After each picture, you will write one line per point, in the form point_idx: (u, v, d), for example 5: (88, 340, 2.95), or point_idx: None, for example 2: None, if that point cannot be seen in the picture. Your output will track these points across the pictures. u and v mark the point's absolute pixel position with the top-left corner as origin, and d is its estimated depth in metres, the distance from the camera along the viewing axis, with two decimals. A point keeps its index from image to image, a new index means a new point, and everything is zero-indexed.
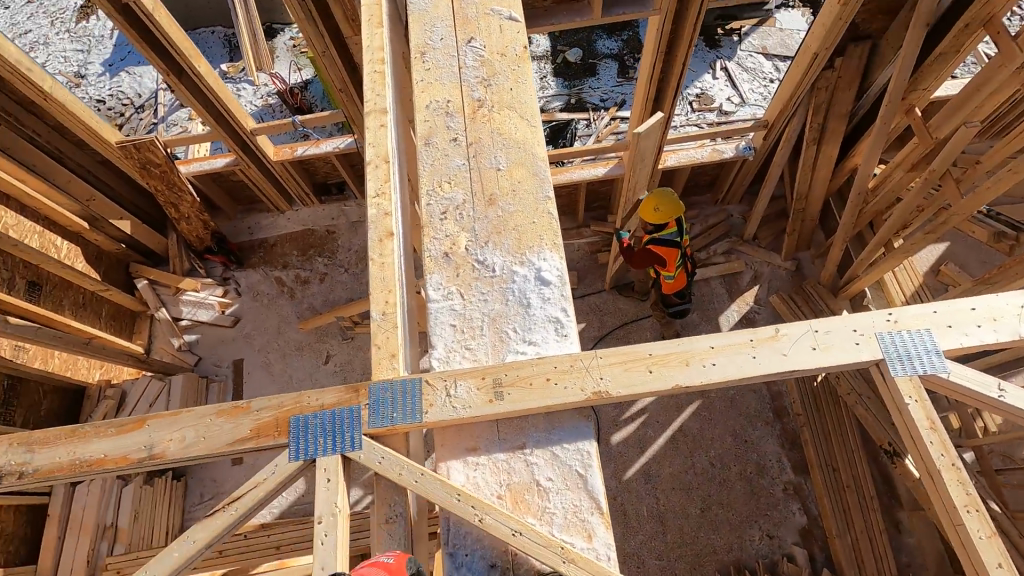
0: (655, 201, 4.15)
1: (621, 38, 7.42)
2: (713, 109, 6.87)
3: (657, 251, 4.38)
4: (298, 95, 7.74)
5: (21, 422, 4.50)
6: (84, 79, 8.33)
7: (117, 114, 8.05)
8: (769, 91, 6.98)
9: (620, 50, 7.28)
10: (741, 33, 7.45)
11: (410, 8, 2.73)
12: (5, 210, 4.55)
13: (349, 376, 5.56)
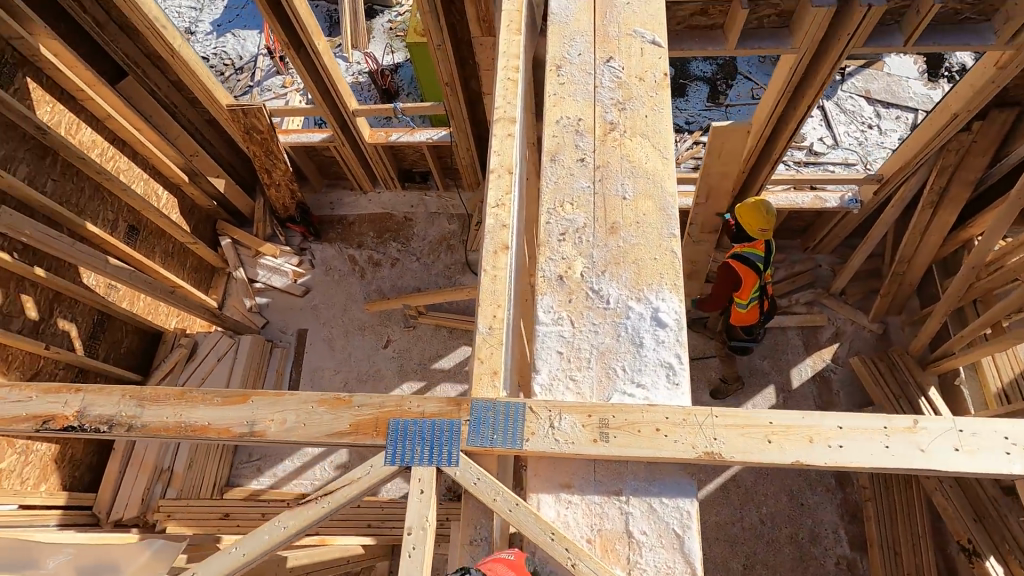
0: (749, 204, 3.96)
1: (717, 64, 7.21)
2: (802, 147, 6.53)
3: (735, 266, 4.08)
4: (387, 77, 7.88)
5: (103, 356, 4.73)
6: (193, 35, 8.75)
7: (218, 73, 8.41)
8: (866, 137, 6.60)
9: (714, 75, 7.06)
10: (845, 73, 7.11)
11: (551, 19, 2.70)
12: (119, 155, 4.86)
13: (406, 363, 5.62)
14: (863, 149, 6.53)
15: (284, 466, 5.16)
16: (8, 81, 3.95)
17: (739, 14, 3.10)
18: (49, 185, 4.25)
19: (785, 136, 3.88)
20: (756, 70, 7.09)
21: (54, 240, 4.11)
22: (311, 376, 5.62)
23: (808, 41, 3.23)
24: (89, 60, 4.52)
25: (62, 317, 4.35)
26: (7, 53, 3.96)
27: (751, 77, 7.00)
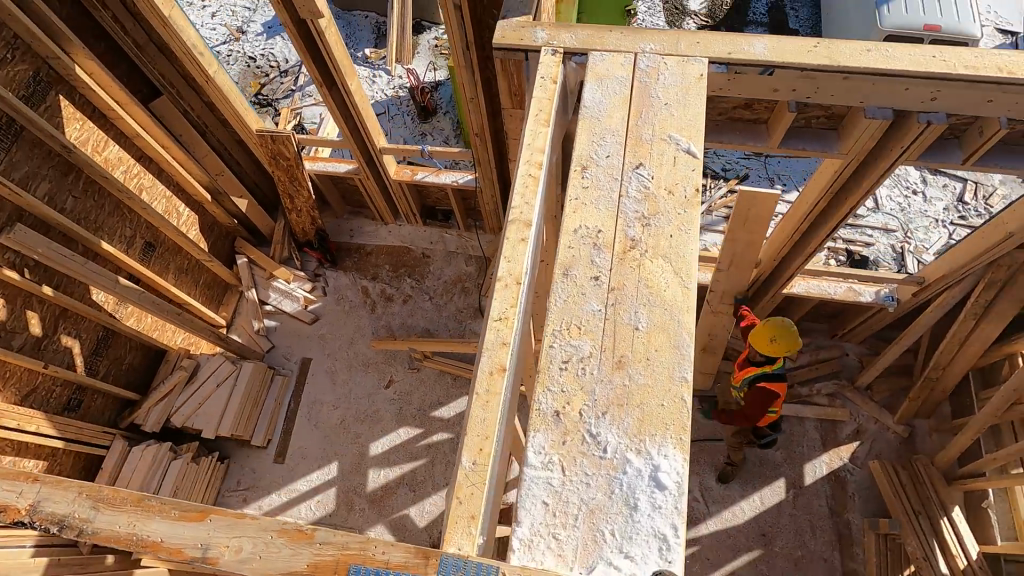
0: (776, 329, 3.66)
1: None
2: None
3: (770, 388, 3.84)
4: (426, 95, 7.85)
5: (104, 373, 4.71)
6: (244, 34, 8.84)
7: (262, 74, 8.48)
8: (908, 203, 6.27)
9: None
10: None
11: (582, 112, 2.55)
12: (144, 172, 4.87)
13: (405, 407, 5.50)
14: (904, 216, 6.21)
15: (272, 498, 5.21)
16: (40, 99, 3.96)
17: (787, 116, 2.91)
18: (69, 202, 4.24)
19: (820, 234, 3.67)
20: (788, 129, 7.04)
21: (66, 260, 4.09)
22: (309, 409, 5.54)
23: (857, 149, 3.02)
24: (125, 78, 4.52)
25: (66, 333, 4.32)
26: (43, 71, 3.97)
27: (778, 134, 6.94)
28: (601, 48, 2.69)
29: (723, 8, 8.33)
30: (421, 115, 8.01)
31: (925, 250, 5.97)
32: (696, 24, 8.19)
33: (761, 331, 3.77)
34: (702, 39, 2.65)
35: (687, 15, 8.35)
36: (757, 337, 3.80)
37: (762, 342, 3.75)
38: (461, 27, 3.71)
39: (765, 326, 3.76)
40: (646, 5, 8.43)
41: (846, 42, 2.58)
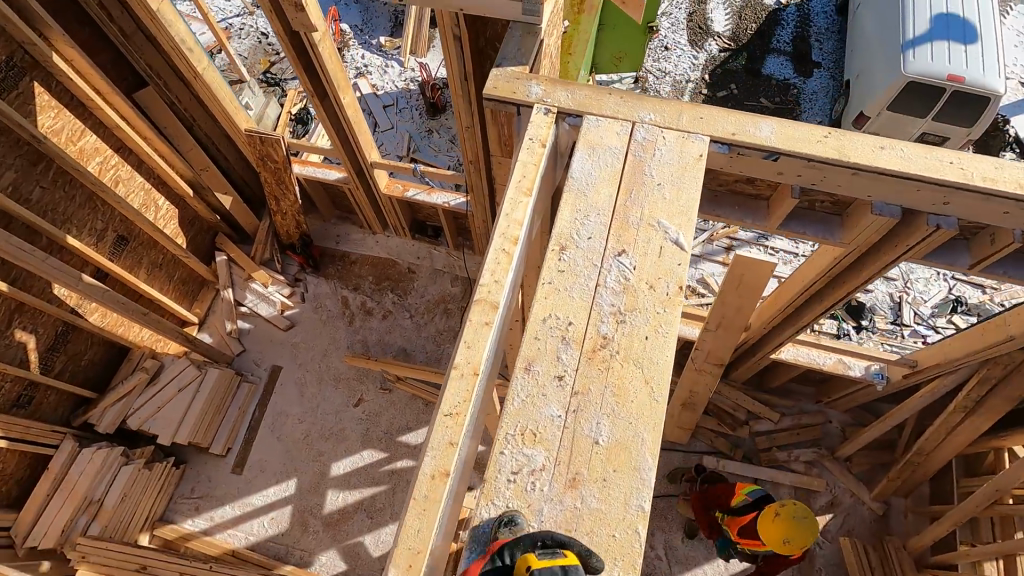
0: (793, 532, 3.24)
1: None
2: None
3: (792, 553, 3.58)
4: (436, 90, 7.60)
5: (59, 369, 4.53)
6: (258, 8, 8.54)
7: (272, 52, 8.22)
8: None
9: None
10: None
11: (568, 184, 2.36)
12: (122, 163, 4.66)
13: (372, 428, 5.34)
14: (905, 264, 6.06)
15: (225, 509, 5.06)
16: (11, 85, 3.75)
17: (789, 200, 2.73)
18: (36, 192, 4.03)
19: (814, 311, 3.49)
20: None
21: (25, 254, 3.87)
22: (273, 420, 5.38)
23: (861, 240, 2.83)
24: (109, 67, 4.31)
25: (21, 328, 4.13)
26: (17, 56, 3.76)
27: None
28: (597, 112, 2.50)
29: (747, 32, 8.09)
30: (429, 112, 7.76)
31: (923, 302, 5.80)
32: (719, 46, 7.97)
33: (773, 527, 3.34)
34: (705, 115, 2.47)
35: (710, 36, 8.12)
36: (767, 529, 3.38)
37: (773, 540, 3.33)
38: (460, 57, 3.48)
39: (780, 526, 3.30)
40: (669, 21, 8.22)
41: (858, 136, 2.41)
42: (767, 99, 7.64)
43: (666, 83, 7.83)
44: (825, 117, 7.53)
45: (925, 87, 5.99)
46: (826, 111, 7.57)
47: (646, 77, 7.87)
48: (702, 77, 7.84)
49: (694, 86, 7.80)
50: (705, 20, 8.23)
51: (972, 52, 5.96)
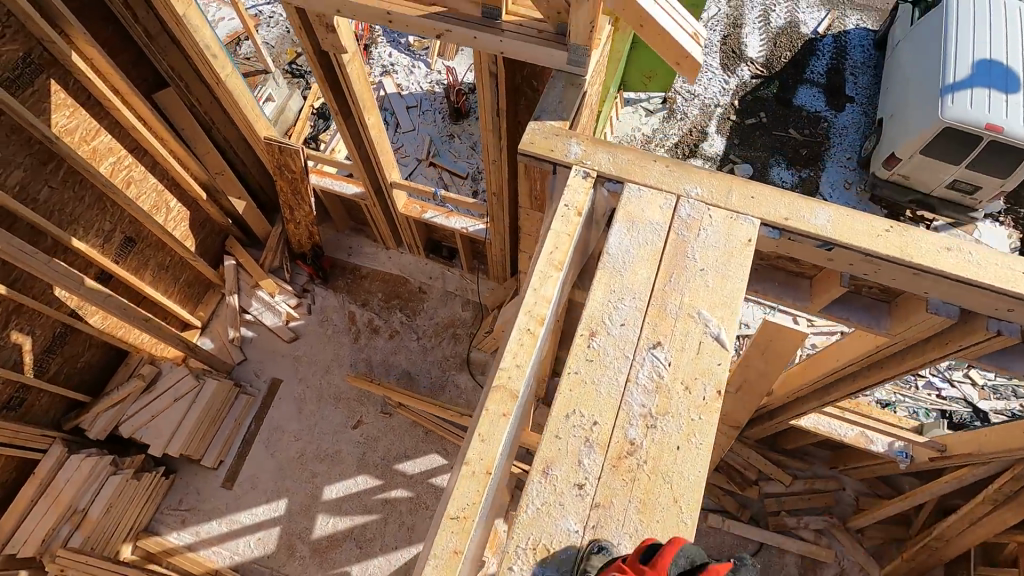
0: None
1: (799, 176, 7.07)
2: None
3: None
4: (461, 96, 7.39)
5: (54, 371, 4.40)
6: None
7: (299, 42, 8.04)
8: None
9: (792, 186, 6.99)
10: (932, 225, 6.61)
11: (603, 260, 2.17)
12: (135, 164, 4.52)
13: (369, 452, 5.18)
14: None
15: (212, 525, 4.93)
16: (27, 83, 3.58)
17: (837, 288, 2.52)
18: (44, 192, 3.90)
19: (845, 389, 3.30)
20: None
21: (27, 257, 3.72)
22: (268, 436, 5.24)
23: (910, 332, 2.60)
24: (129, 66, 4.16)
25: (18, 330, 3.99)
26: (35, 53, 3.59)
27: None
28: (639, 180, 2.31)
29: (781, 61, 7.84)
30: (453, 118, 7.56)
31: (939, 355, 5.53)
32: (751, 72, 7.73)
33: None
34: (756, 194, 2.27)
35: (743, 61, 7.89)
36: None
37: None
38: (494, 93, 3.30)
39: None
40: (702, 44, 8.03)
41: (923, 233, 2.20)
42: (796, 130, 7.32)
43: (694, 106, 7.59)
44: (855, 154, 7.15)
45: (964, 134, 5.62)
46: (857, 147, 7.19)
47: (674, 99, 7.63)
48: (731, 103, 7.59)
49: (722, 111, 7.54)
50: (739, 45, 8.01)
51: (1014, 103, 5.58)
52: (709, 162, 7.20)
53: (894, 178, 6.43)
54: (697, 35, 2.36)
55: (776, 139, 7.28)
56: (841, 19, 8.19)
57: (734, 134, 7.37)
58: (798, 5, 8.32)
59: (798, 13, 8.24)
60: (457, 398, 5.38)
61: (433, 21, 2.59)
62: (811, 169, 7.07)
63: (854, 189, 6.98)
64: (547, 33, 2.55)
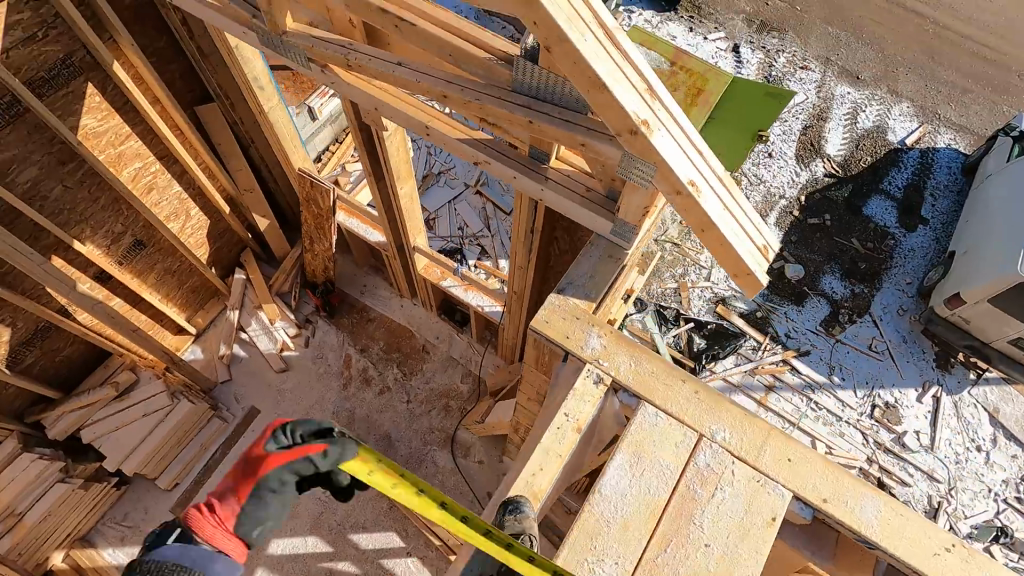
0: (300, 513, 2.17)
1: (854, 285, 6.24)
2: (893, 431, 5.51)
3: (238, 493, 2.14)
4: None
5: (29, 363, 4.23)
6: None
7: None
8: (965, 458, 5.45)
9: (842, 299, 6.16)
10: (983, 375, 5.78)
11: (592, 501, 1.80)
12: (162, 171, 4.34)
13: (326, 514, 4.85)
14: (956, 469, 5.41)
15: None
16: (62, 83, 3.37)
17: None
18: (55, 191, 3.71)
19: None
20: (844, 329, 5.99)
21: (20, 256, 3.52)
22: (230, 469, 4.98)
23: None
24: (176, 78, 3.99)
25: None
26: (77, 55, 3.38)
27: (813, 315, 6.07)
28: (659, 403, 1.94)
29: (860, 164, 6.91)
30: None
31: (964, 518, 5.22)
32: (825, 169, 6.84)
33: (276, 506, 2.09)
34: (795, 458, 1.87)
35: (819, 156, 7.00)
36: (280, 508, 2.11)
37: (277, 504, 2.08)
38: (531, 214, 2.94)
39: None
40: (781, 128, 7.19)
41: (988, 563, 1.78)
42: (859, 241, 6.45)
43: (758, 192, 6.79)
44: (915, 280, 6.27)
45: None
46: (920, 274, 6.30)
47: (739, 180, 6.84)
48: (798, 197, 6.74)
49: (787, 204, 6.71)
50: (819, 138, 7.13)
51: None
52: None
53: (953, 318, 5.73)
54: (767, 249, 1.98)
55: (836, 245, 6.42)
56: (931, 135, 7.17)
57: (794, 232, 6.52)
58: (890, 109, 7.36)
59: (888, 119, 7.29)
60: (432, 477, 5.02)
61: (473, 149, 2.29)
62: (865, 285, 6.22)
63: (907, 317, 6.11)
64: (595, 194, 2.20)
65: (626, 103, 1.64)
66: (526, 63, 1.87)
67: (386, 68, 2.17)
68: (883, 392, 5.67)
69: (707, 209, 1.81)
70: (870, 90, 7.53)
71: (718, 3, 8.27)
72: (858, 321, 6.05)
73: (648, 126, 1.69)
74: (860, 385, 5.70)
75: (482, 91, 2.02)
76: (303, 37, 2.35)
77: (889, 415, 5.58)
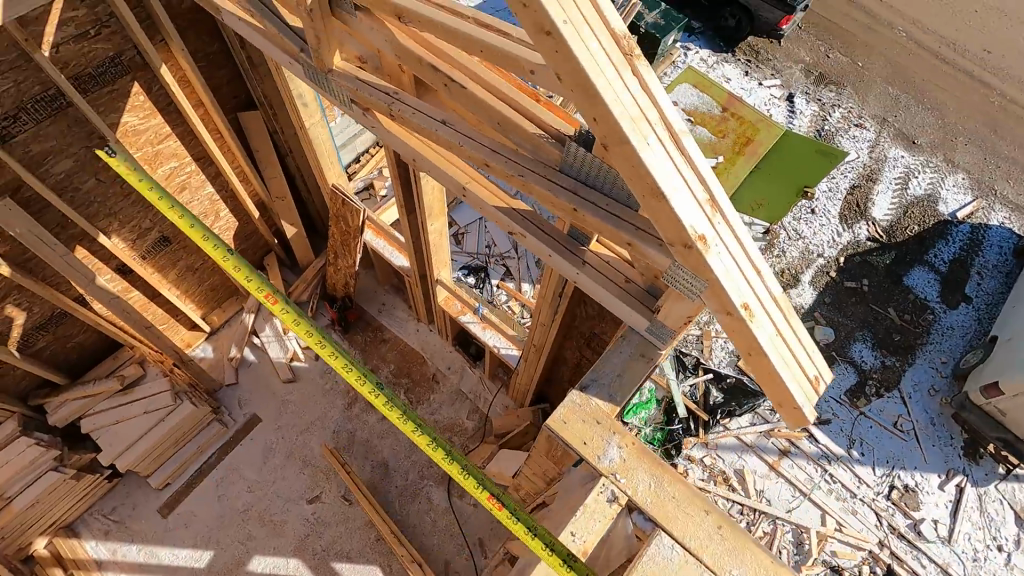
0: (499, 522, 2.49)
1: (885, 356, 5.90)
2: (910, 516, 5.17)
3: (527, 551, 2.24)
4: None
5: (40, 347, 4.21)
6: None
7: None
8: (983, 557, 5.04)
9: (871, 370, 5.83)
10: (1015, 471, 5.35)
11: None
12: (197, 172, 4.30)
13: (312, 537, 4.71)
14: (973, 566, 5.01)
15: (130, 549, 4.60)
16: (108, 81, 3.34)
17: None
18: (88, 183, 3.67)
19: None
20: (869, 403, 5.65)
21: (43, 246, 3.48)
22: (223, 476, 4.89)
23: None
24: (222, 84, 3.94)
25: (15, 305, 3.78)
26: (127, 55, 3.34)
27: (838, 383, 5.75)
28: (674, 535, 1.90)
29: (906, 232, 6.58)
30: None
31: None
32: (869, 233, 6.53)
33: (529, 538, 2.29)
34: None
35: (864, 219, 6.69)
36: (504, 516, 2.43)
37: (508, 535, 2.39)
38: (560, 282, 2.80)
39: None
40: (827, 185, 6.89)
41: None
42: (896, 311, 6.12)
43: (795, 247, 6.50)
44: (951, 360, 5.88)
45: None
46: (957, 353, 5.91)
47: (777, 233, 6.57)
48: (837, 258, 6.44)
49: (824, 263, 6.40)
50: (866, 200, 6.81)
51: None
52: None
53: (987, 408, 5.21)
54: (819, 380, 1.79)
55: (871, 312, 6.11)
56: (985, 212, 6.78)
57: (828, 292, 6.23)
58: (944, 178, 6.98)
59: (941, 188, 6.93)
60: (424, 514, 4.83)
61: (509, 219, 2.13)
62: (897, 357, 5.88)
63: (938, 398, 5.72)
64: (633, 286, 2.05)
65: (684, 216, 1.47)
66: (578, 149, 1.74)
67: (429, 125, 2.04)
68: (904, 474, 5.32)
69: (760, 336, 1.62)
70: (925, 155, 7.15)
71: (778, 49, 7.99)
72: (885, 396, 5.69)
73: (704, 242, 1.52)
74: (881, 464, 5.36)
75: (527, 166, 1.87)
76: (347, 78, 2.25)
77: (908, 499, 5.25)
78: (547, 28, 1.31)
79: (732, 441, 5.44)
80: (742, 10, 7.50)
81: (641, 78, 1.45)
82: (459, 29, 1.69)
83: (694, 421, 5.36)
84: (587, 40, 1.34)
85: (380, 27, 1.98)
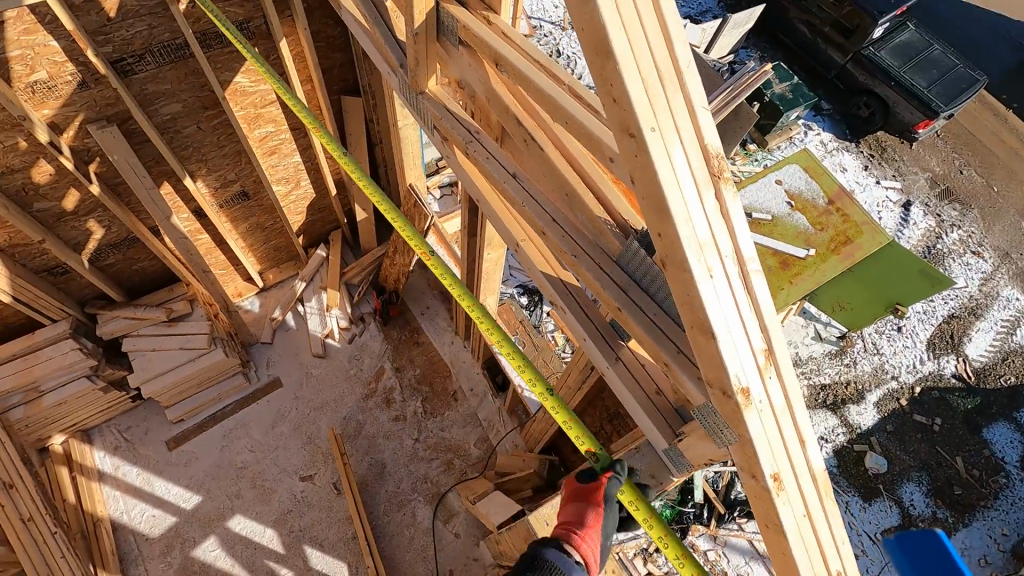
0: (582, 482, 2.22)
1: (938, 506, 5.28)
2: None
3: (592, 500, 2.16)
4: None
5: (109, 263, 4.48)
6: None
7: None
8: None
9: (919, 518, 5.22)
10: None
11: None
12: (290, 142, 4.45)
13: (293, 514, 4.72)
14: None
15: (131, 470, 4.80)
16: (231, 42, 3.50)
17: None
18: (190, 129, 3.87)
19: None
20: None
21: (134, 176, 3.69)
22: (232, 428, 5.02)
23: None
24: (333, 67, 4.07)
25: (95, 221, 4.04)
26: (254, 23, 3.50)
27: (877, 519, 5.20)
28: None
29: (998, 381, 5.90)
30: None
31: None
32: (954, 369, 5.91)
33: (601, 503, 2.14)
34: None
35: (954, 353, 6.07)
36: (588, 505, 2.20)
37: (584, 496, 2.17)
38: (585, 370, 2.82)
39: None
40: (924, 306, 6.31)
41: None
42: (964, 463, 5.49)
43: (869, 361, 5.98)
44: (1015, 535, 5.16)
45: None
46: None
47: (853, 341, 6.07)
48: (911, 386, 5.86)
49: (896, 387, 5.85)
50: (962, 334, 6.17)
51: None
52: (843, 428, 5.64)
53: None
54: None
55: (935, 455, 5.50)
56: None
57: (892, 420, 5.68)
58: None
59: None
60: (404, 527, 4.75)
61: (554, 290, 2.04)
62: (952, 513, 5.25)
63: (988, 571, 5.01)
64: (664, 400, 1.89)
65: (730, 363, 1.30)
66: (639, 250, 1.61)
67: (498, 175, 1.98)
68: None
69: (783, 514, 1.42)
70: None
71: (908, 151, 7.45)
72: None
73: (746, 395, 1.34)
74: None
75: (583, 249, 1.76)
76: (436, 104, 2.23)
77: None
78: (632, 130, 1.20)
79: (743, 544, 4.92)
80: (878, 102, 6.98)
81: (723, 204, 1.29)
82: (549, 95, 1.60)
83: (708, 511, 5.00)
84: (673, 155, 1.21)
85: (478, 67, 1.93)
